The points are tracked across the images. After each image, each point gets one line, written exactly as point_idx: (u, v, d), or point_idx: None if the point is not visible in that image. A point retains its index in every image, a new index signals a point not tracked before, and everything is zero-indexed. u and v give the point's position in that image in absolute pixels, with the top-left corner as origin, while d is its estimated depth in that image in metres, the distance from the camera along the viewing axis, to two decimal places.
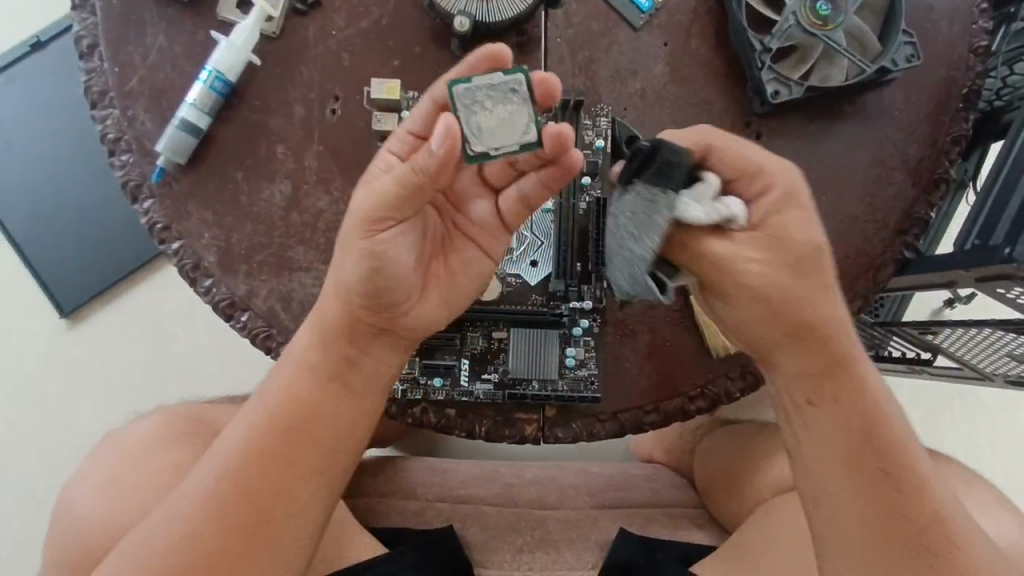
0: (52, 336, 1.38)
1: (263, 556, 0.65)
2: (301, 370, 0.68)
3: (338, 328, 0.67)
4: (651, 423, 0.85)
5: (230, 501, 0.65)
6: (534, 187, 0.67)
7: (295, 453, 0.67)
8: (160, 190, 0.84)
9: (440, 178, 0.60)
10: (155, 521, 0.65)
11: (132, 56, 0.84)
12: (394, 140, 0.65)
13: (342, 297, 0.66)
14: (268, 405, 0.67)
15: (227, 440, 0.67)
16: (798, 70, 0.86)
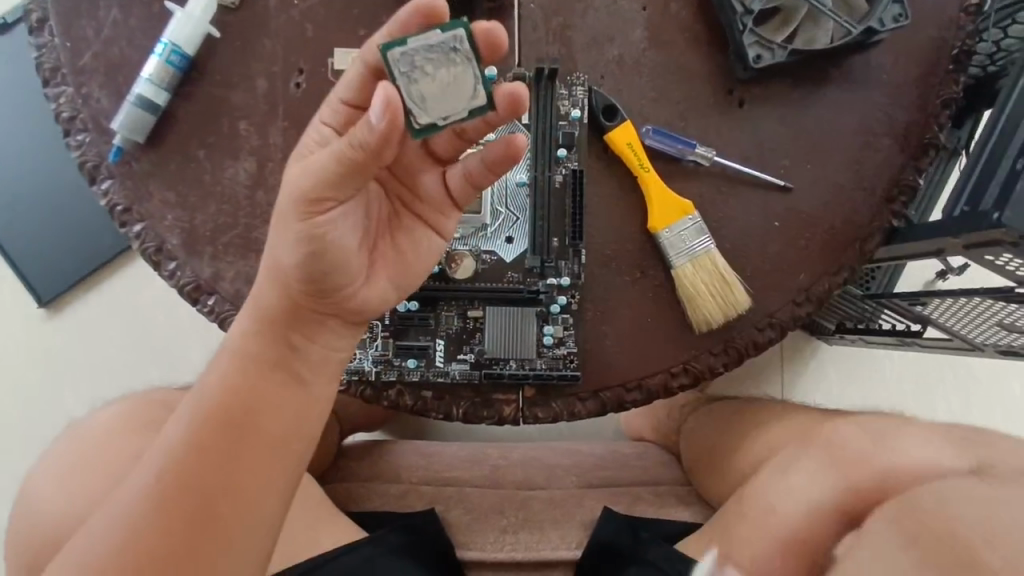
0: (29, 325, 1.35)
1: (211, 555, 0.60)
2: (249, 360, 0.64)
3: (279, 314, 0.63)
4: (633, 402, 0.82)
5: (172, 502, 0.60)
6: (479, 166, 0.67)
7: (243, 445, 0.62)
8: (118, 170, 0.81)
9: (382, 153, 0.56)
10: (94, 523, 0.60)
11: (84, 30, 0.81)
12: (326, 110, 0.63)
13: (281, 282, 0.62)
14: (209, 397, 0.63)
15: (168, 435, 0.62)
16: (781, 33, 0.82)
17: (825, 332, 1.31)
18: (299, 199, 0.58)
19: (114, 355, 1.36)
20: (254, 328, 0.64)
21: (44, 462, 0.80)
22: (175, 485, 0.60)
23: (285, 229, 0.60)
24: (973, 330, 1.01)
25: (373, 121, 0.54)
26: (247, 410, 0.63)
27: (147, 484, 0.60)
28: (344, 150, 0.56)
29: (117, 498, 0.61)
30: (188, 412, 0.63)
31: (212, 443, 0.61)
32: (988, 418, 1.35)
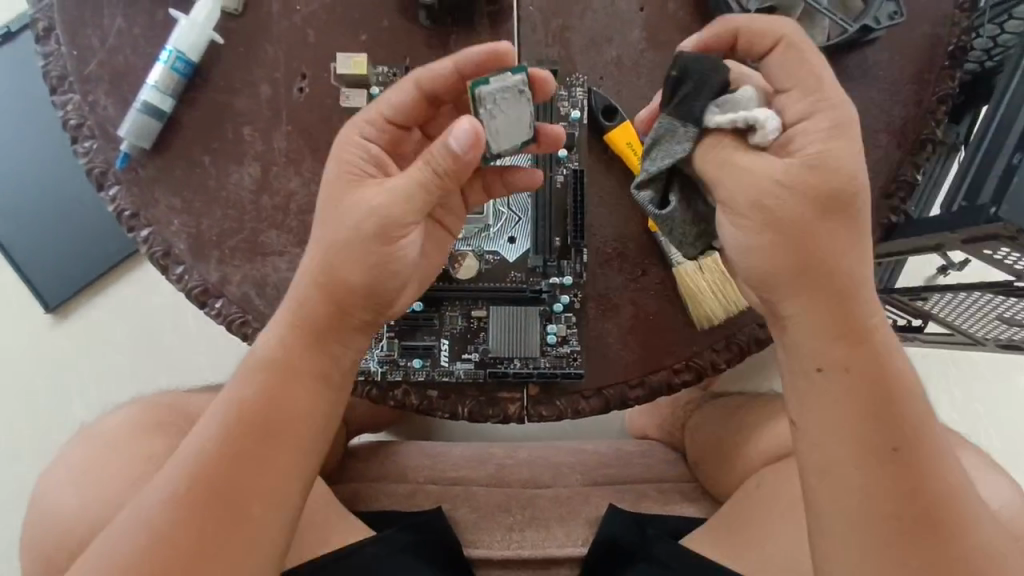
0: (36, 331, 1.37)
1: (237, 551, 0.61)
2: (276, 365, 0.65)
3: (319, 322, 0.65)
4: (637, 399, 0.83)
5: (199, 506, 0.61)
6: (501, 185, 0.76)
7: (269, 445, 0.63)
8: (125, 176, 0.82)
9: (458, 178, 0.65)
10: (120, 524, 0.61)
11: (90, 39, 0.82)
12: (370, 126, 0.69)
13: (328, 292, 0.64)
14: (237, 401, 0.64)
15: (194, 438, 0.63)
16: None
17: None
18: (379, 224, 0.63)
19: (121, 361, 1.37)
20: (288, 335, 0.65)
21: (55, 465, 0.81)
22: (201, 489, 0.61)
23: (346, 245, 0.64)
24: (974, 324, 1.02)
25: (457, 150, 0.62)
26: (272, 415, 0.63)
27: (173, 489, 0.61)
28: (423, 175, 0.64)
29: (141, 502, 0.62)
30: (210, 419, 0.64)
31: (240, 448, 0.62)
32: (990, 411, 1.36)
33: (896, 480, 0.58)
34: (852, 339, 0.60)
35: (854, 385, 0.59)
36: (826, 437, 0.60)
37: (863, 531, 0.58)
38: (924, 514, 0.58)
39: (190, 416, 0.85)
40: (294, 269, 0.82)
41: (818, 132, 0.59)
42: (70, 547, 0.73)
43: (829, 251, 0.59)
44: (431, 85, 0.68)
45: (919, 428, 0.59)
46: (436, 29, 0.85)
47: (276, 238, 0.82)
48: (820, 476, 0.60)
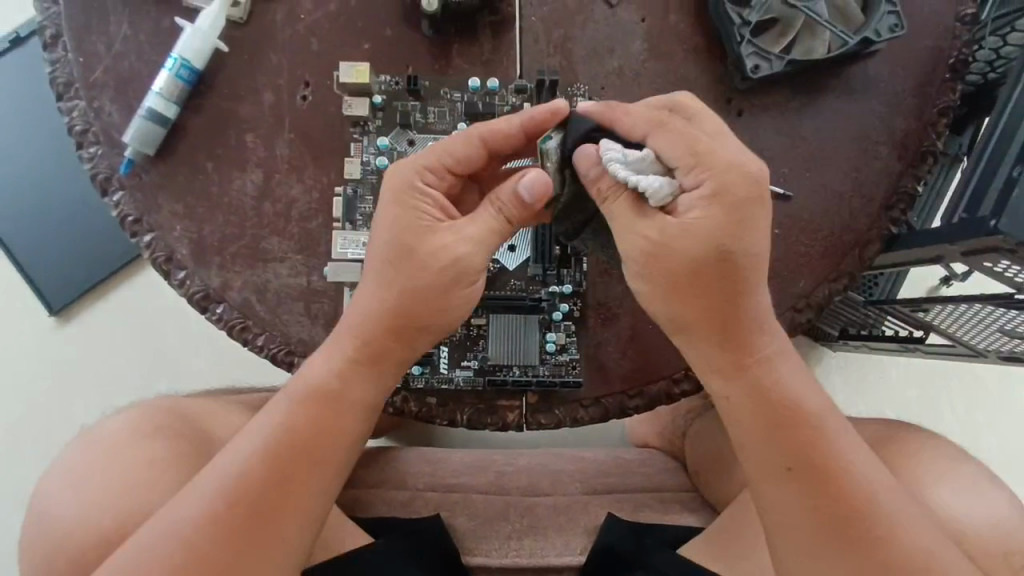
0: (39, 334, 1.37)
1: (262, 558, 0.66)
2: (312, 391, 0.70)
3: (371, 353, 0.71)
4: (635, 408, 0.83)
5: (231, 521, 0.65)
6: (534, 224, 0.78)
7: (296, 464, 0.68)
8: (129, 182, 0.82)
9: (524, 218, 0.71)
10: (149, 533, 0.65)
11: (96, 46, 0.83)
12: (431, 173, 0.71)
13: (385, 324, 0.70)
14: (272, 423, 0.68)
15: (228, 454, 0.68)
16: (779, 44, 0.83)
17: (828, 338, 1.31)
18: (454, 264, 0.69)
19: (123, 365, 1.37)
20: (331, 364, 0.70)
21: (53, 469, 0.81)
22: (235, 503, 0.66)
23: (411, 282, 0.69)
24: (975, 336, 1.02)
25: (528, 195, 0.68)
26: (308, 437, 0.68)
27: (206, 505, 0.65)
28: (493, 217, 0.70)
29: (171, 516, 0.65)
30: (246, 439, 0.68)
31: (274, 468, 0.67)
32: (993, 423, 1.35)
33: (811, 491, 0.66)
34: (743, 370, 0.68)
35: (750, 410, 0.68)
36: (749, 461, 0.69)
37: (799, 537, 0.66)
38: (844, 520, 0.66)
39: (189, 421, 0.86)
40: (295, 275, 0.82)
41: (699, 199, 0.65)
42: (67, 551, 0.73)
43: (722, 305, 0.67)
44: (497, 140, 0.71)
45: (826, 442, 0.68)
46: (439, 38, 0.85)
47: (278, 244, 0.82)
48: (756, 490, 0.69)
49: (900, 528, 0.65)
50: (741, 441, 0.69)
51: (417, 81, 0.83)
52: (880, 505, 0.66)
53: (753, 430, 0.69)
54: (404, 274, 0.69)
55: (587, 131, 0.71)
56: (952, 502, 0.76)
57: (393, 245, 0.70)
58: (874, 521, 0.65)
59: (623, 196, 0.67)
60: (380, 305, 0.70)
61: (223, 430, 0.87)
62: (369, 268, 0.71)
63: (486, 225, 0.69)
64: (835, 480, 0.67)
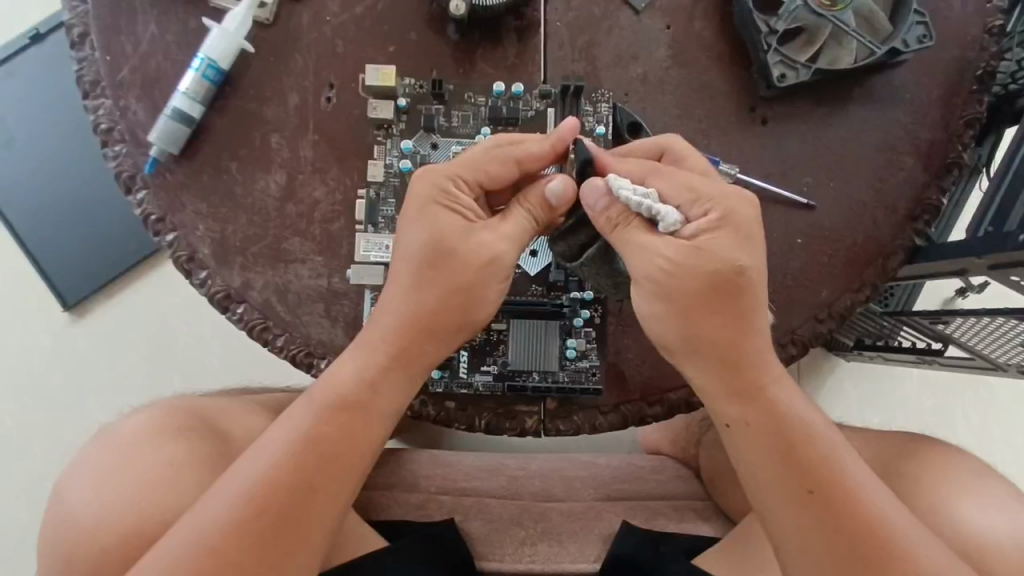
0: (53, 329, 1.38)
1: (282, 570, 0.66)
2: (332, 403, 0.69)
3: (405, 358, 0.71)
4: (655, 416, 0.83)
5: (253, 531, 0.66)
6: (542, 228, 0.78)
7: (316, 476, 0.68)
8: (153, 181, 0.83)
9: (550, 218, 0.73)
10: (171, 544, 0.65)
11: (124, 45, 0.83)
12: (463, 184, 0.71)
13: (421, 326, 0.70)
14: (293, 436, 0.68)
15: (248, 465, 0.68)
16: (806, 53, 0.83)
17: (843, 347, 1.30)
18: (491, 261, 0.70)
19: (136, 362, 1.38)
20: (360, 368, 0.70)
21: (73, 467, 0.81)
22: (253, 514, 0.66)
23: (449, 283, 0.69)
24: (996, 350, 1.01)
25: (556, 192, 0.71)
26: (324, 449, 0.68)
27: (226, 516, 0.65)
28: (525, 221, 0.71)
29: (193, 524, 0.66)
30: (264, 450, 0.68)
31: (298, 476, 0.68)
32: (1007, 435, 1.34)
33: (823, 514, 0.67)
34: (746, 396, 0.69)
35: (757, 437, 0.69)
36: (758, 488, 0.69)
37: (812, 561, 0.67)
38: (853, 546, 0.66)
39: (208, 421, 0.86)
40: (316, 277, 0.82)
41: (709, 224, 0.67)
42: (87, 549, 0.73)
43: (716, 333, 0.68)
44: (529, 160, 0.72)
45: (831, 468, 0.68)
46: (464, 42, 0.85)
47: (299, 245, 0.82)
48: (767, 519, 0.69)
49: (909, 550, 0.65)
50: (747, 469, 0.70)
51: (442, 85, 0.83)
52: (892, 527, 0.66)
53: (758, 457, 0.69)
54: (440, 273, 0.69)
55: (581, 163, 0.74)
56: (973, 518, 0.75)
57: (429, 245, 0.69)
58: (882, 546, 0.65)
59: (634, 221, 0.68)
60: (410, 305, 0.70)
61: (240, 429, 0.87)
62: (396, 272, 0.71)
63: (521, 228, 0.71)
64: (841, 505, 0.67)
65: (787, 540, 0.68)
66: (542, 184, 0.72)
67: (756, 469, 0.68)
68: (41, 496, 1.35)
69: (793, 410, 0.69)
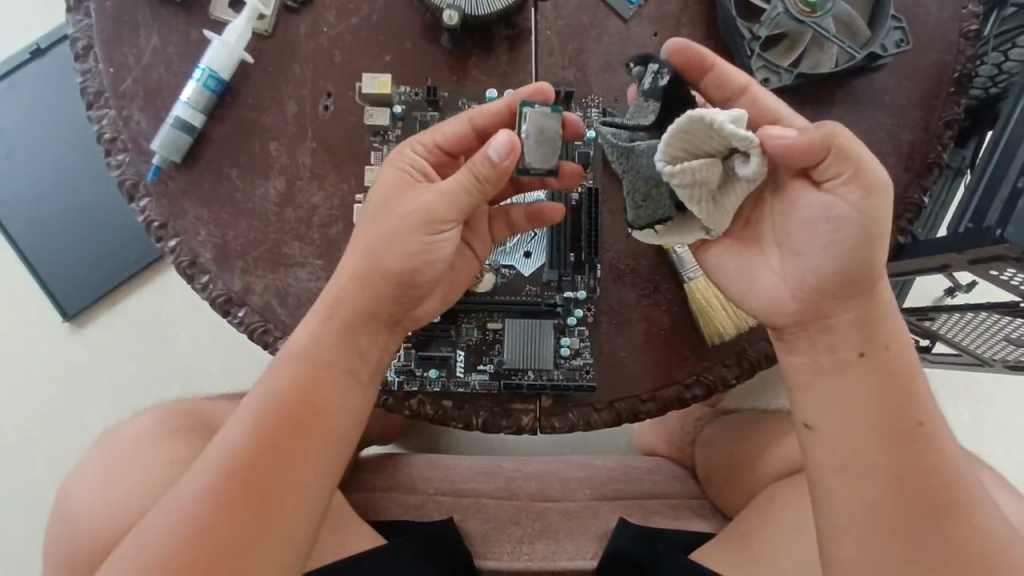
0: (52, 339, 1.39)
1: (265, 538, 0.64)
2: (306, 363, 0.68)
3: (360, 317, 0.69)
4: (648, 412, 0.85)
5: (238, 495, 0.64)
6: (529, 220, 0.79)
7: (306, 445, 0.66)
8: (155, 189, 0.85)
9: (495, 181, 0.68)
10: (165, 511, 0.64)
11: (126, 57, 0.86)
12: (421, 146, 0.73)
13: (373, 288, 0.68)
14: (282, 396, 0.66)
15: (240, 427, 0.66)
16: (788, 58, 0.86)
17: None
18: (424, 218, 0.68)
19: (134, 369, 1.39)
20: (325, 329, 0.69)
21: (76, 470, 0.83)
22: (242, 478, 0.64)
23: (398, 242, 0.68)
24: (980, 344, 1.03)
25: (495, 155, 0.66)
26: (314, 411, 0.67)
27: (210, 479, 0.64)
28: (466, 179, 0.68)
29: (179, 489, 0.65)
30: (247, 414, 0.67)
31: (276, 440, 0.65)
32: (998, 431, 1.36)
33: (913, 469, 0.62)
34: (869, 326, 0.64)
35: (864, 374, 0.64)
36: (846, 432, 0.64)
37: (880, 516, 0.62)
38: (936, 508, 0.62)
39: (210, 426, 0.87)
40: (315, 280, 0.84)
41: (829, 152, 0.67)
42: (86, 548, 0.74)
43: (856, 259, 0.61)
44: (484, 120, 0.73)
45: (932, 414, 0.64)
46: (458, 50, 0.88)
47: (299, 249, 0.84)
48: (843, 468, 0.64)
49: (981, 510, 0.63)
50: (842, 408, 0.65)
51: (436, 92, 0.86)
52: (972, 499, 0.63)
53: (853, 393, 0.65)
54: (376, 230, 0.69)
55: (533, 131, 0.69)
56: None
57: (377, 202, 0.70)
58: (956, 502, 0.62)
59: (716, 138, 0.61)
60: (354, 266, 0.69)
61: None
62: (360, 226, 0.71)
63: (458, 185, 0.68)
64: (935, 454, 0.63)
65: (851, 487, 0.63)
66: (487, 142, 0.68)
67: (849, 406, 0.64)
68: (41, 507, 1.36)
69: (910, 349, 0.66)
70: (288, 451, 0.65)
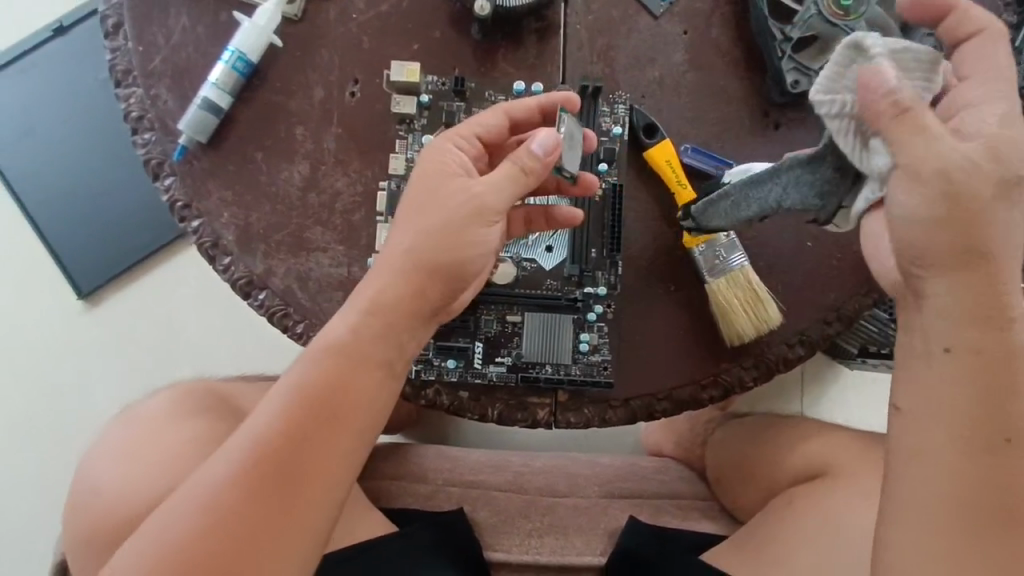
0: (67, 317, 1.40)
1: (282, 527, 0.63)
2: (333, 353, 0.67)
3: (395, 308, 0.68)
4: (664, 411, 0.85)
5: (263, 481, 0.63)
6: (544, 218, 0.81)
7: (330, 436, 0.65)
8: (181, 168, 0.85)
9: (540, 175, 0.70)
10: (187, 493, 0.64)
11: (156, 36, 0.86)
12: (462, 137, 0.73)
13: (397, 278, 0.68)
14: (309, 384, 0.66)
15: (264, 413, 0.65)
16: (820, 60, 0.84)
17: (846, 356, 1.28)
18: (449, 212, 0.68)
19: (147, 350, 1.40)
20: (364, 322, 0.68)
21: (95, 445, 0.83)
22: (264, 465, 0.64)
23: (443, 239, 0.68)
24: None
25: (541, 149, 0.69)
26: (341, 402, 0.66)
27: (233, 465, 0.64)
28: (511, 171, 0.69)
29: (203, 472, 0.65)
30: (274, 401, 0.66)
31: (300, 429, 0.64)
32: None
33: (991, 476, 0.57)
34: (990, 320, 0.57)
35: (970, 368, 0.58)
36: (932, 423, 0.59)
37: (948, 520, 0.58)
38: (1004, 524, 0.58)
39: (226, 405, 0.87)
40: (336, 266, 0.84)
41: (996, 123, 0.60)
42: (101, 521, 0.75)
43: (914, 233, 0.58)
44: (521, 112, 0.75)
45: None
46: (486, 41, 0.88)
47: (321, 234, 0.85)
48: (919, 461, 0.59)
49: None
50: (936, 398, 0.58)
51: (463, 82, 0.86)
52: None
53: (928, 399, 0.59)
54: (420, 224, 0.69)
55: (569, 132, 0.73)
56: None
57: (408, 194, 0.70)
58: None
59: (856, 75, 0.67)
60: (393, 259, 0.69)
61: None
62: (402, 217, 0.70)
63: (506, 176, 0.69)
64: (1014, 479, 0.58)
65: (919, 487, 0.59)
66: (530, 138, 0.71)
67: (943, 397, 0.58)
68: (48, 483, 1.37)
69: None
70: (314, 442, 0.64)
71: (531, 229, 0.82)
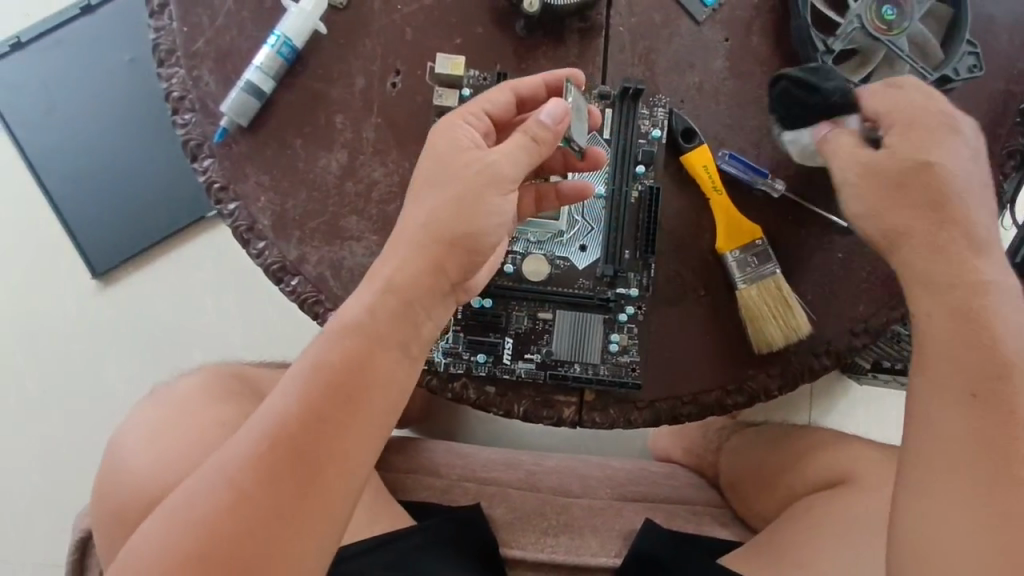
0: (80, 297, 1.39)
1: (303, 512, 0.62)
2: (357, 335, 0.66)
3: (418, 290, 0.68)
4: (687, 415, 0.85)
5: (282, 463, 0.62)
6: (557, 195, 0.80)
7: (352, 419, 0.64)
8: (220, 150, 0.85)
9: (546, 143, 0.71)
10: (207, 474, 0.63)
11: (201, 18, 0.86)
12: (471, 112, 0.74)
13: (428, 262, 0.68)
14: (331, 364, 0.65)
15: (288, 392, 0.65)
16: (858, 75, 0.86)
17: (858, 369, 1.26)
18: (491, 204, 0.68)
19: (159, 333, 1.40)
20: (393, 307, 0.67)
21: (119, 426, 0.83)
22: (284, 446, 0.63)
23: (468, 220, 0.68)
24: None
25: (547, 116, 0.69)
26: (364, 385, 0.65)
27: (252, 445, 0.63)
28: (519, 139, 0.70)
29: (223, 452, 0.64)
30: (296, 382, 0.65)
31: (322, 410, 0.63)
32: None
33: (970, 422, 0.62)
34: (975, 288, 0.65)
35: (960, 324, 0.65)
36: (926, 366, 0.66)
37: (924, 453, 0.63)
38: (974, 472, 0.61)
39: (253, 392, 0.87)
40: (369, 256, 0.84)
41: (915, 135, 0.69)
42: (126, 501, 0.75)
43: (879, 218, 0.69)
44: (526, 88, 0.76)
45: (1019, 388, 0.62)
46: (530, 38, 0.88)
47: (357, 223, 0.85)
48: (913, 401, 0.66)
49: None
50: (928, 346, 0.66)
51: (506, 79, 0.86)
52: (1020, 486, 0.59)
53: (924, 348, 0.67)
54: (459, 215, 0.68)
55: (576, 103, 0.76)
56: None
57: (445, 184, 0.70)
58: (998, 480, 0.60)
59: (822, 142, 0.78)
60: (412, 236, 0.69)
61: None
62: (420, 192, 0.71)
63: (515, 145, 0.69)
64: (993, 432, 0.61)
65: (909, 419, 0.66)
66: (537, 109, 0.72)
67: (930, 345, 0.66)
68: (56, 463, 1.37)
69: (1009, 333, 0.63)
70: (336, 424, 0.64)
71: (541, 207, 0.80)
